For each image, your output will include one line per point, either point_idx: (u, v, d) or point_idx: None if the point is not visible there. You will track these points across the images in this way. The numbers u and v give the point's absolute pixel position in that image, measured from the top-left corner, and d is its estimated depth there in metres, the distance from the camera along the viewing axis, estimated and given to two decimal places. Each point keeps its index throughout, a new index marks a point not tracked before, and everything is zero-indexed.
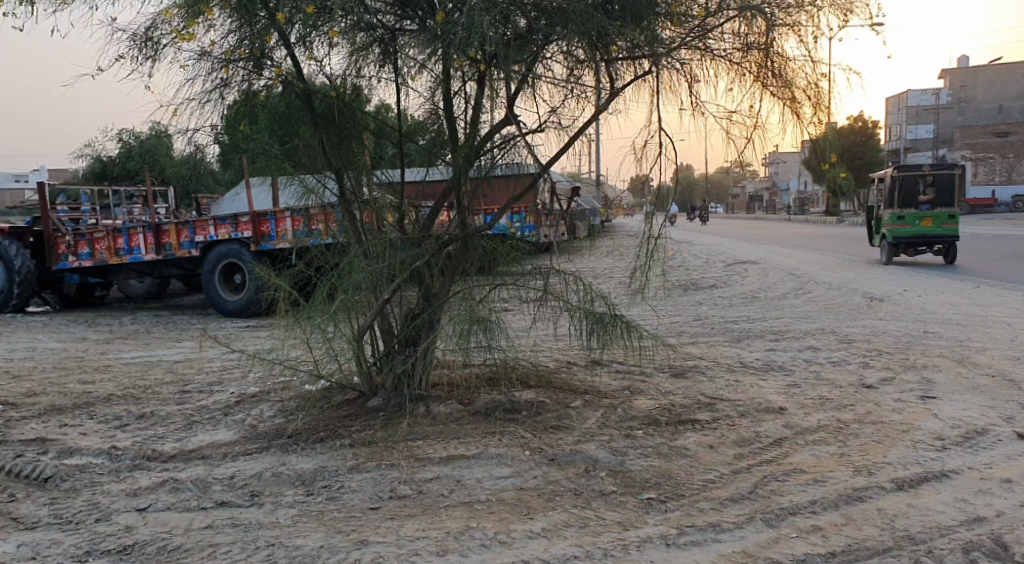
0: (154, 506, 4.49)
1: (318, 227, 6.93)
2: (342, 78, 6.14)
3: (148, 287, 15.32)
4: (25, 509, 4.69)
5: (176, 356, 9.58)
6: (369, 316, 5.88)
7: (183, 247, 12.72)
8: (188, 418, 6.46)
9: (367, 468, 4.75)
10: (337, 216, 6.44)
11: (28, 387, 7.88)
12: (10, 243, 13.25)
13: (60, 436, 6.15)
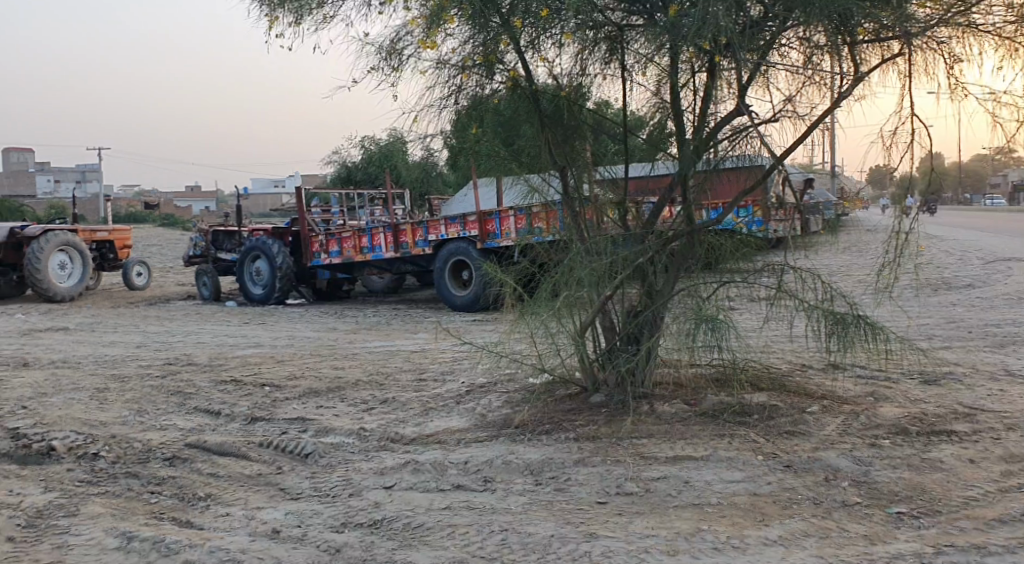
0: (399, 485, 4.78)
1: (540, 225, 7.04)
2: (569, 76, 6.19)
3: (387, 283, 16.32)
4: (289, 481, 5.17)
5: (414, 347, 10.14)
6: (591, 313, 5.94)
7: (418, 245, 13.44)
8: (426, 405, 6.81)
9: (594, 462, 4.78)
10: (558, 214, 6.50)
11: (289, 371, 8.66)
12: (274, 242, 14.67)
13: (318, 416, 6.72)
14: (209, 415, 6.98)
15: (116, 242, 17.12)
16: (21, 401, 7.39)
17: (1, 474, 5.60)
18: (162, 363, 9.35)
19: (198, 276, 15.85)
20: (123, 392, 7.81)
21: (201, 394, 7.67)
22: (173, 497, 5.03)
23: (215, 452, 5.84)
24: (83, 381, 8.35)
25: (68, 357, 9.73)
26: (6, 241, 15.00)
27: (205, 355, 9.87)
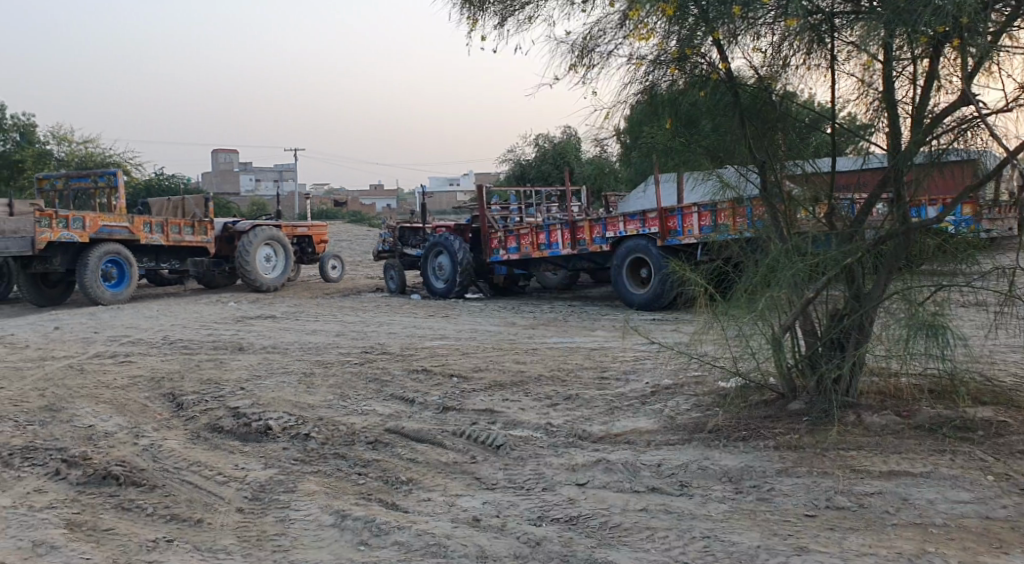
0: (593, 483, 4.77)
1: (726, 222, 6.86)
2: (769, 66, 6.00)
3: (561, 279, 16.44)
4: (484, 471, 5.29)
5: (596, 344, 10.12)
6: (790, 315, 5.67)
7: (595, 242, 13.42)
8: (611, 404, 6.77)
9: (798, 473, 4.57)
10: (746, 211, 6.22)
11: (474, 363, 8.87)
12: (455, 238, 15.10)
13: (505, 409, 6.83)
14: (404, 403, 7.26)
15: (314, 237, 18.24)
16: (239, 383, 7.99)
17: (225, 449, 6.08)
18: (360, 351, 9.82)
19: (386, 270, 16.55)
20: (326, 377, 8.28)
21: (395, 383, 7.99)
22: (378, 480, 5.29)
23: (413, 438, 6.08)
24: (290, 365, 8.92)
25: (276, 343, 10.43)
26: (221, 235, 16.42)
27: (397, 345, 10.30)
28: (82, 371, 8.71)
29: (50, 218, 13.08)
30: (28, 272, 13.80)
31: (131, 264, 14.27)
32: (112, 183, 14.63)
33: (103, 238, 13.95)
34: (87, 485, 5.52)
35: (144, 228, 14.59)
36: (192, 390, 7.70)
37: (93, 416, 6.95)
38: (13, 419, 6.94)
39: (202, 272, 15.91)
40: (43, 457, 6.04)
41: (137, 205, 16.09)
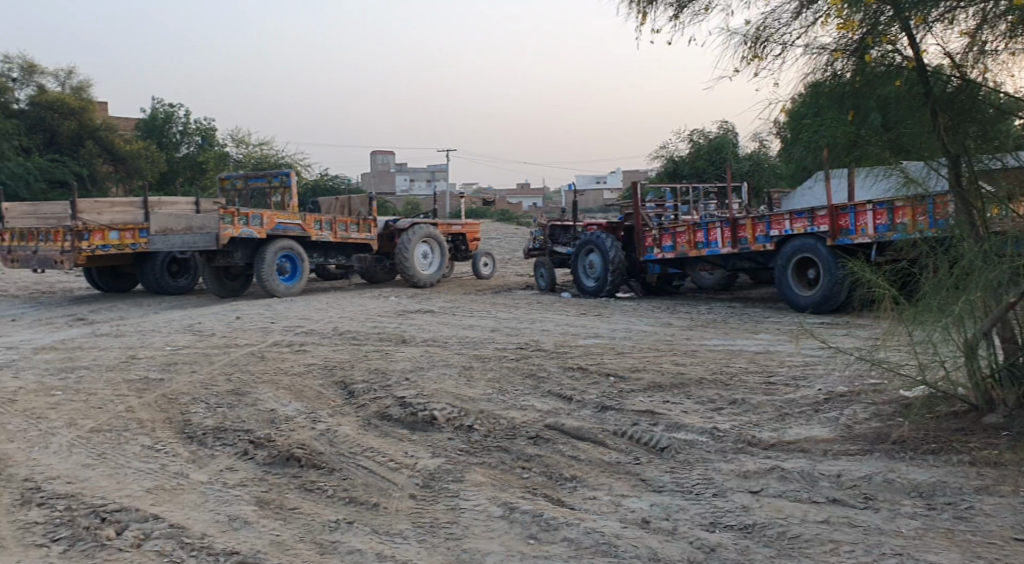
0: (767, 490, 4.58)
1: (905, 221, 6.46)
2: (967, 53, 5.52)
3: (717, 279, 15.99)
4: (650, 473, 5.20)
5: (759, 347, 9.77)
6: (987, 321, 5.26)
7: (758, 241, 12.94)
8: (780, 410, 6.50)
9: (1000, 492, 4.22)
10: (928, 208, 5.88)
11: (633, 363, 8.75)
12: (606, 237, 14.97)
13: (667, 411, 6.68)
14: (564, 400, 7.24)
15: (468, 235, 18.58)
16: (404, 373, 8.24)
17: (395, 437, 6.27)
18: (517, 347, 9.90)
19: (538, 267, 16.66)
20: (485, 371, 8.40)
21: (553, 379, 7.99)
22: (543, 475, 5.32)
23: (574, 436, 6.04)
24: (451, 358, 9.11)
25: (435, 336, 10.67)
26: (383, 232, 16.94)
27: (553, 342, 10.32)
28: (261, 358, 9.23)
29: (232, 216, 13.87)
30: (212, 266, 14.67)
31: (303, 259, 15.05)
32: (286, 183, 15.41)
33: (278, 235, 14.74)
34: (272, 466, 5.85)
35: (315, 226, 15.30)
36: (361, 379, 8.00)
37: (274, 400, 7.34)
38: (204, 402, 7.45)
39: (366, 267, 16.59)
40: (232, 437, 6.44)
41: (307, 203, 16.79)
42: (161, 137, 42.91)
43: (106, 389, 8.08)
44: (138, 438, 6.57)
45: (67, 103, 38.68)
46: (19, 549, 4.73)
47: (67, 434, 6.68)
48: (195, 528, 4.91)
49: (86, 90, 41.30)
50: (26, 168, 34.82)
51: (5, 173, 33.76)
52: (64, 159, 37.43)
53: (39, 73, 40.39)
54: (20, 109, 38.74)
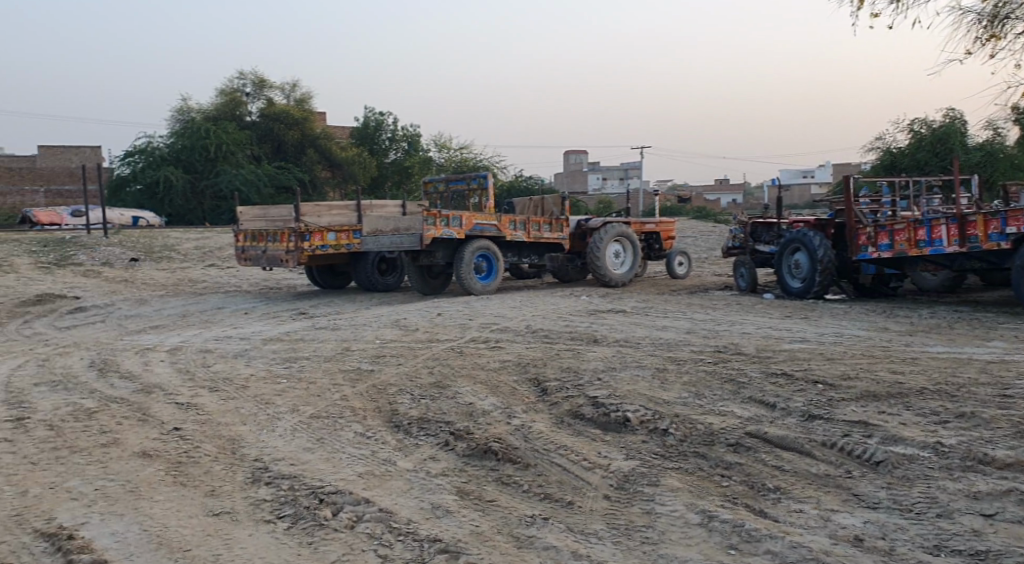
0: (1002, 515, 4.17)
1: None
2: None
3: (942, 280, 14.72)
4: (864, 488, 4.82)
5: (991, 356, 8.87)
6: None
7: (991, 239, 11.78)
8: (1017, 427, 5.84)
9: None
10: None
11: (844, 370, 8.20)
12: (815, 234, 14.15)
13: (883, 422, 6.19)
14: (765, 407, 6.90)
15: (663, 234, 18.24)
16: (596, 373, 8.18)
17: (589, 437, 6.21)
18: (714, 350, 9.57)
19: (736, 268, 16.05)
20: (680, 374, 8.17)
21: (755, 385, 7.64)
22: (743, 483, 5.08)
23: (778, 445, 5.72)
24: (646, 359, 8.93)
25: (631, 337, 10.52)
26: (575, 231, 16.95)
27: (754, 345, 9.89)
28: (461, 353, 9.48)
29: (434, 218, 14.40)
30: (416, 264, 15.29)
31: (499, 259, 15.39)
32: (483, 185, 15.77)
33: (476, 235, 15.15)
34: (471, 458, 5.95)
35: (510, 226, 15.60)
36: (554, 377, 8.02)
37: (472, 395, 7.51)
38: (409, 393, 7.74)
39: (559, 266, 16.69)
40: (434, 428, 6.64)
41: (503, 204, 17.13)
42: (373, 143, 45.43)
43: (323, 378, 8.59)
44: (351, 425, 6.92)
45: (292, 115, 41.82)
46: (249, 523, 5.10)
47: (290, 419, 7.15)
48: (402, 513, 5.09)
49: (308, 101, 44.50)
50: (256, 175, 38.10)
51: (239, 180, 37.02)
52: (288, 166, 40.53)
53: (268, 87, 43.97)
54: (252, 120, 42.32)
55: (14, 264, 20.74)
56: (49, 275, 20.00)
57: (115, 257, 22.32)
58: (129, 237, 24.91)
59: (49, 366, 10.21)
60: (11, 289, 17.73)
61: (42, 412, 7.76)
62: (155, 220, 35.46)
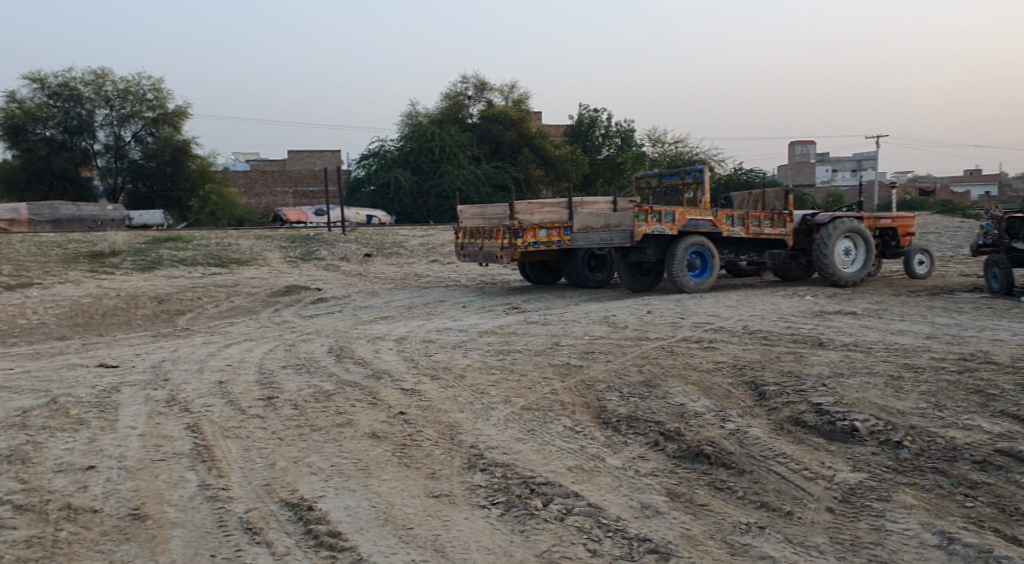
0: None
1: None
2: None
3: None
4: None
5: None
6: None
7: None
8: None
9: None
10: None
11: None
12: None
13: None
14: (1018, 423, 6.19)
15: (900, 230, 16.93)
16: (821, 378, 7.70)
17: (811, 445, 5.85)
18: (958, 358, 8.72)
19: (989, 267, 14.57)
20: (918, 383, 7.50)
21: (1007, 398, 6.87)
22: (991, 506, 4.60)
23: None
24: (876, 366, 8.30)
25: (860, 341, 9.81)
26: (799, 227, 16.12)
27: (1005, 354, 8.91)
28: (673, 353, 9.26)
29: (646, 213, 14.24)
30: (627, 261, 15.18)
31: (713, 256, 14.96)
32: (699, 179, 15.35)
33: (690, 231, 14.80)
34: (683, 459, 5.79)
35: (726, 222, 15.11)
36: (773, 381, 7.63)
37: (684, 395, 7.30)
38: (619, 390, 7.67)
39: (780, 263, 15.93)
40: (644, 427, 6.52)
41: (720, 199, 16.61)
42: (586, 141, 45.88)
43: (536, 372, 8.71)
44: (561, 419, 6.95)
45: (510, 116, 43.04)
46: (466, 507, 5.24)
47: (504, 409, 7.29)
48: (612, 509, 5.03)
49: (525, 102, 45.52)
50: (476, 174, 39.53)
51: (460, 180, 38.50)
52: (507, 166, 41.66)
53: (488, 90, 45.44)
54: (472, 122, 43.87)
55: (265, 258, 22.75)
56: (294, 269, 21.78)
57: (350, 252, 23.91)
58: (362, 235, 26.60)
59: (294, 351, 11.09)
60: (263, 281, 19.45)
61: (287, 393, 8.42)
62: (388, 219, 37.75)
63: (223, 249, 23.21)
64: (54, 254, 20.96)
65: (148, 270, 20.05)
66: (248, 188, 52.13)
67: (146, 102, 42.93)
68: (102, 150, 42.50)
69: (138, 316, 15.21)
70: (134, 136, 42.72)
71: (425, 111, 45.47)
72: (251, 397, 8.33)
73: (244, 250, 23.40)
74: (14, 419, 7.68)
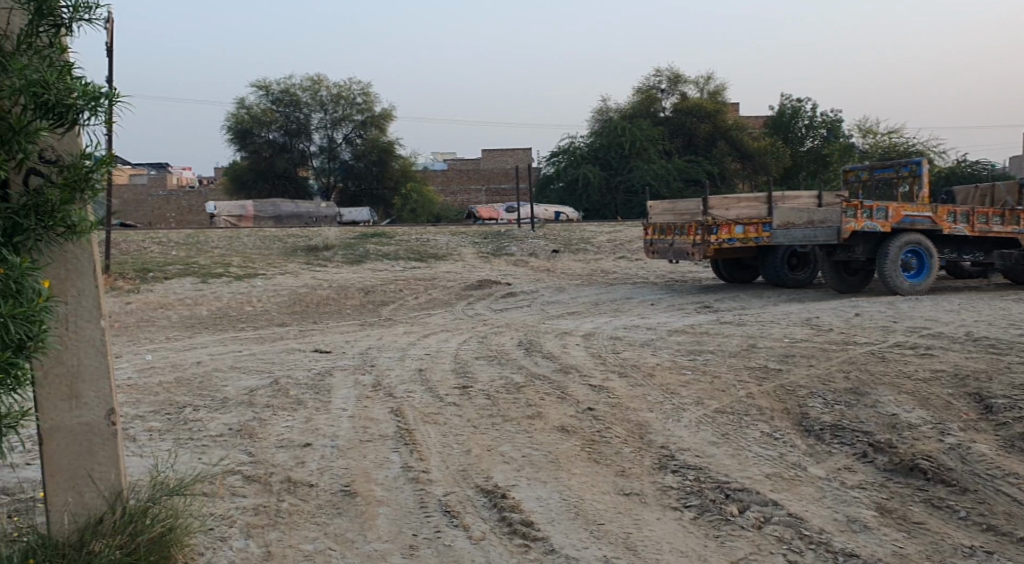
0: None
1: None
2: None
3: None
4: None
5: None
6: None
7: None
8: None
9: None
10: None
11: None
12: None
13: None
14: None
15: None
16: None
17: None
18: None
19: None
20: None
21: None
22: None
23: None
24: None
25: None
26: None
27: None
28: (883, 359, 8.69)
29: (855, 209, 13.52)
30: (831, 260, 14.40)
31: (931, 255, 13.93)
32: (917, 171, 14.35)
33: (905, 229, 13.85)
34: (894, 473, 5.43)
35: (947, 219, 14.03)
36: (1001, 393, 6.98)
37: (896, 405, 6.83)
38: (822, 397, 7.29)
39: (1010, 264, 14.60)
40: (850, 437, 6.16)
41: (940, 194, 15.46)
42: (788, 132, 44.21)
43: (730, 374, 8.45)
44: (758, 424, 6.70)
45: (705, 108, 42.12)
46: (658, 507, 5.17)
47: (696, 411, 7.13)
48: (814, 521, 4.79)
49: (722, 93, 44.27)
50: (667, 168, 38.89)
51: (651, 175, 38.07)
52: (700, 159, 40.74)
53: (683, 82, 44.59)
54: (665, 116, 43.22)
55: (460, 254, 23.51)
56: (487, 264, 22.38)
57: (540, 248, 24.22)
58: (553, 231, 26.87)
59: (487, 343, 11.38)
60: (459, 275, 20.11)
61: (480, 383, 8.65)
62: (575, 215, 37.91)
63: (422, 244, 24.23)
64: (275, 247, 22.71)
65: (355, 263, 21.26)
66: (445, 186, 54.04)
67: (356, 105, 45.56)
68: (317, 151, 45.42)
69: (348, 305, 16.18)
70: (345, 138, 45.44)
71: (617, 106, 45.32)
72: (448, 386, 8.63)
73: (441, 246, 24.31)
74: (242, 397, 8.39)
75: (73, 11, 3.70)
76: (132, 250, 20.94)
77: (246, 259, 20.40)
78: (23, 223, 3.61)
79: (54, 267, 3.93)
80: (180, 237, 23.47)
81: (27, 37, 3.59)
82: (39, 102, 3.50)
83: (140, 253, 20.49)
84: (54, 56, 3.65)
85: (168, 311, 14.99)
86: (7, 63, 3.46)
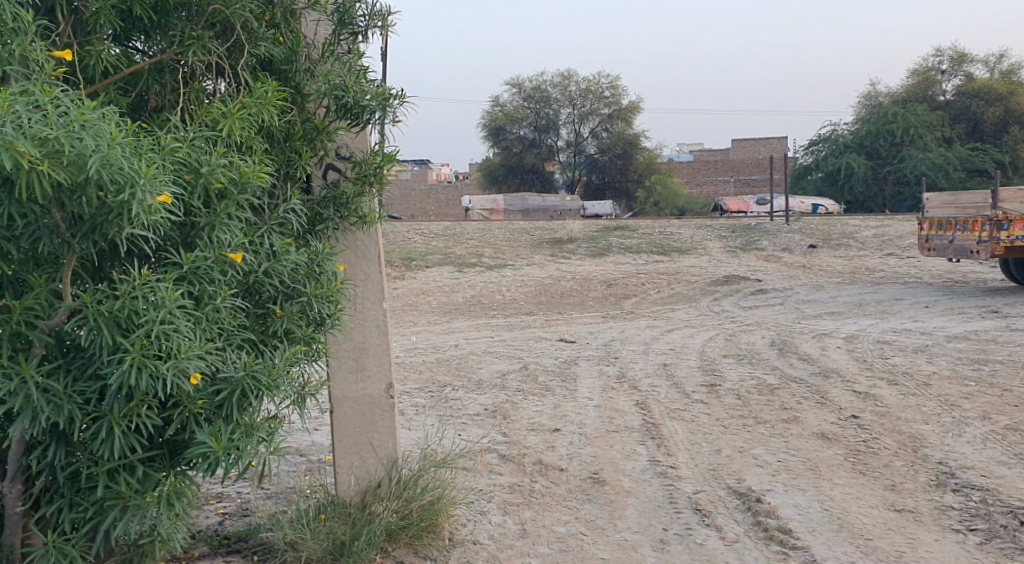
0: None
1: None
2: None
3: None
4: None
5: None
6: None
7: None
8: None
9: None
10: None
11: None
12: None
13: None
14: None
15: None
16: None
17: None
18: None
19: None
20: None
21: None
22: None
23: None
24: None
25: None
26: None
27: None
28: None
29: None
30: None
31: None
32: None
33: None
34: None
35: None
36: None
37: None
38: None
39: None
40: None
41: None
42: None
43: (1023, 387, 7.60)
44: None
45: (995, 89, 38.06)
46: (935, 528, 4.78)
47: (981, 426, 6.49)
48: None
49: (1016, 72, 39.74)
50: (946, 157, 35.65)
51: (926, 164, 35.05)
52: (986, 146, 36.90)
53: (969, 61, 40.55)
54: (946, 99, 39.59)
55: (707, 248, 23.00)
56: (737, 259, 21.73)
57: (794, 243, 23.13)
58: (809, 225, 25.55)
59: (736, 341, 11.05)
60: (705, 269, 19.68)
61: (730, 382, 8.42)
62: (835, 208, 35.85)
63: (669, 238, 23.98)
64: (524, 240, 23.48)
65: (601, 256, 21.47)
66: (692, 178, 53.09)
67: (604, 100, 45.91)
68: (564, 146, 46.29)
69: (591, 297, 16.39)
70: (592, 132, 45.98)
71: (888, 91, 42.10)
72: (696, 383, 8.48)
73: (687, 239, 23.93)
74: (495, 380, 8.77)
75: (368, 19, 4.06)
76: (397, 240, 22.58)
77: (497, 250, 21.27)
78: (324, 213, 3.96)
79: (347, 254, 4.31)
80: (438, 229, 24.96)
81: (330, 45, 3.96)
82: (340, 103, 3.83)
83: (403, 243, 22.04)
84: (352, 62, 4.00)
85: (428, 297, 16.00)
86: (315, 68, 3.82)
